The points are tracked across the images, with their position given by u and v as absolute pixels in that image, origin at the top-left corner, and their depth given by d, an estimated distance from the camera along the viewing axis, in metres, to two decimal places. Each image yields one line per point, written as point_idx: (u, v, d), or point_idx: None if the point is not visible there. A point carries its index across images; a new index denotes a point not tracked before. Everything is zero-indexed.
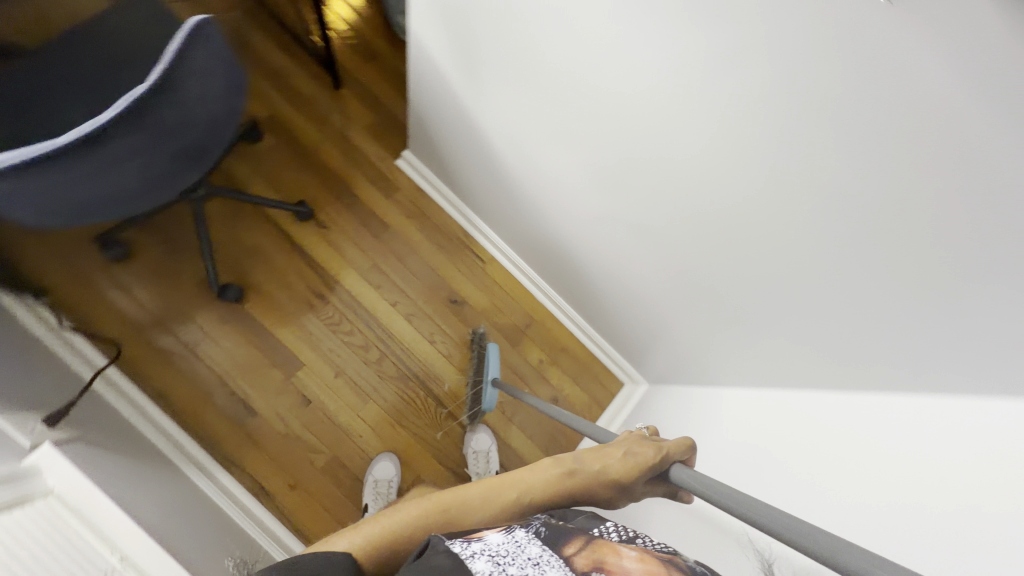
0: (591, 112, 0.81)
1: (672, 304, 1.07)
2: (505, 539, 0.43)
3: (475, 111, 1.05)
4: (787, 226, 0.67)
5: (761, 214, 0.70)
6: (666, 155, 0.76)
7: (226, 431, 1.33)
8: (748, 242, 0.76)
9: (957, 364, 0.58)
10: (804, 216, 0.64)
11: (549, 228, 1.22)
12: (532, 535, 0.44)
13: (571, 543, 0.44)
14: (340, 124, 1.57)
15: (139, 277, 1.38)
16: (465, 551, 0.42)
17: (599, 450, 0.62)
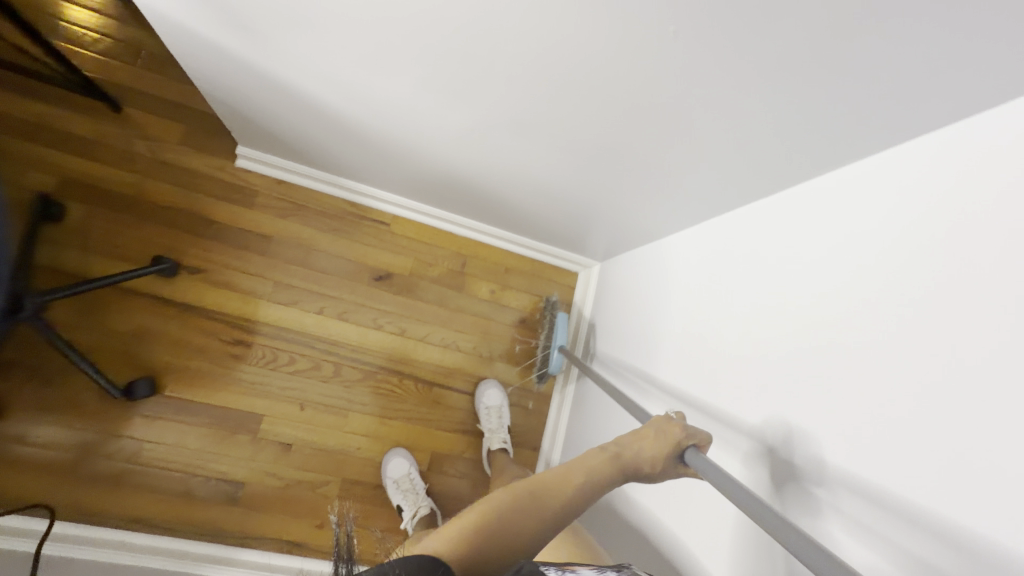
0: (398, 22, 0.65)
1: (588, 183, 1.00)
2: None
3: (279, 72, 0.85)
4: (658, 63, 0.58)
5: (627, 61, 0.60)
6: (501, 38, 0.63)
7: (224, 514, 1.24)
8: (629, 95, 0.67)
9: (880, 119, 0.54)
10: (673, 46, 0.55)
11: (433, 161, 1.09)
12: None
13: None
14: (148, 151, 1.30)
15: (28, 423, 1.18)
16: None
17: (637, 429, 0.72)
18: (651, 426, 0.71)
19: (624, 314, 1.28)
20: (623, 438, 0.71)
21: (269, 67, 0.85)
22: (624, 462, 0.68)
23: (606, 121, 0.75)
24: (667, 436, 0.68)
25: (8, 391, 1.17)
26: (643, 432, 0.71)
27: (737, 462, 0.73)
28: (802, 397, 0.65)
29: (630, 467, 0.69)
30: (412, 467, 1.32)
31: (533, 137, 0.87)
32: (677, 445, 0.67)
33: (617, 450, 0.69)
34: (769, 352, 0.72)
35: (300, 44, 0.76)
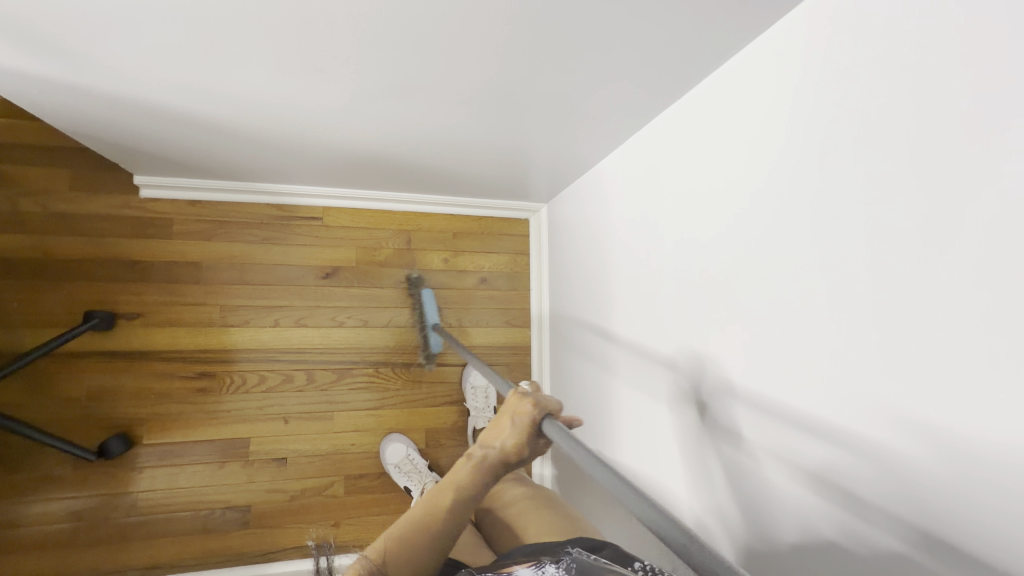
0: (224, 16, 0.59)
1: (501, 129, 0.95)
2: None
3: (133, 91, 0.78)
4: None
5: None
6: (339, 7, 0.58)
7: (237, 540, 1.26)
8: (499, 31, 0.63)
9: None
10: None
11: (338, 144, 1.02)
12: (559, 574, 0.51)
13: None
14: (40, 207, 1.20)
15: (14, 507, 1.16)
16: None
17: (496, 416, 0.61)
18: (504, 412, 0.60)
19: (577, 252, 1.26)
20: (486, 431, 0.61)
21: (113, 87, 0.77)
22: (490, 465, 0.59)
23: (483, 57, 0.69)
24: (519, 419, 0.58)
25: None
26: (499, 419, 0.61)
27: (701, 406, 0.75)
28: (756, 297, 0.65)
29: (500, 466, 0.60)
30: (411, 448, 1.34)
31: (427, 99, 0.82)
32: (534, 423, 0.58)
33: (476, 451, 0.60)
34: (714, 265, 0.74)
35: (135, 56, 0.68)
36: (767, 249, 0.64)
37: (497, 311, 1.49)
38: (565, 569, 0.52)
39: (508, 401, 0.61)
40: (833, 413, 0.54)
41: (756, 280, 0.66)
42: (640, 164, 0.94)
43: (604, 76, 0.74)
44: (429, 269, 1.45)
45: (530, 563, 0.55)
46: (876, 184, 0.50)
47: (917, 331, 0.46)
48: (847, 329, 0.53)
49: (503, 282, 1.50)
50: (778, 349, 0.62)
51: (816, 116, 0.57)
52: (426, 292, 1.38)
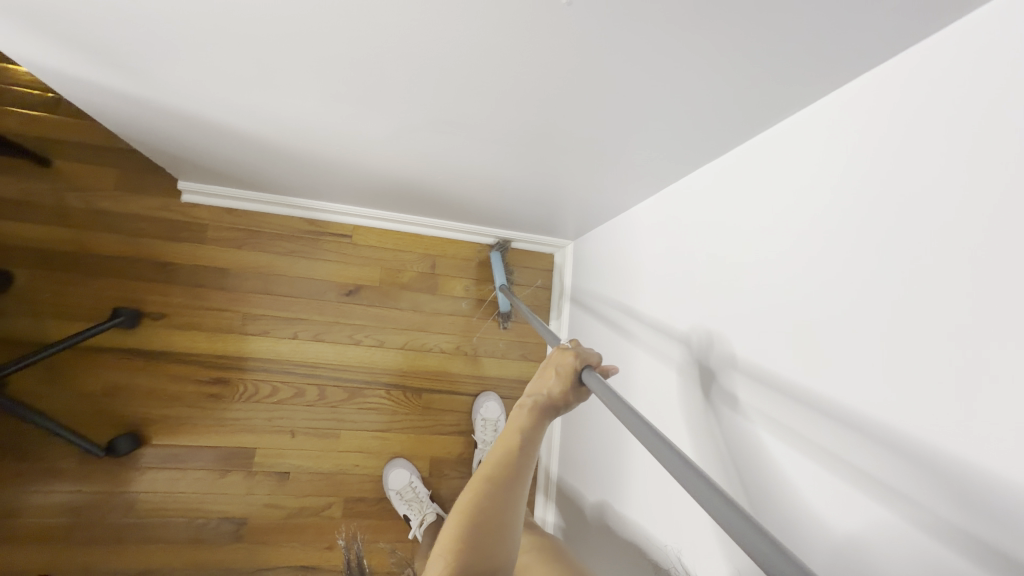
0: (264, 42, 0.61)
1: (527, 165, 0.96)
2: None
3: (177, 103, 0.81)
4: (547, 39, 0.55)
5: (512, 42, 0.57)
6: (382, 43, 0.60)
7: (229, 553, 1.23)
8: (531, 75, 0.63)
9: (815, 46, 0.51)
10: (558, 19, 0.52)
11: (372, 167, 1.04)
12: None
13: None
14: (85, 203, 1.25)
15: (20, 493, 1.16)
16: None
17: (540, 369, 0.67)
18: (550, 361, 0.67)
19: (599, 297, 1.25)
20: (530, 384, 0.68)
21: (167, 100, 0.80)
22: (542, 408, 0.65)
23: (513, 98, 0.70)
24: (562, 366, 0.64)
25: None
26: (546, 368, 0.67)
27: (705, 379, 0.75)
28: (767, 360, 0.63)
29: (550, 408, 0.65)
30: (414, 475, 1.32)
31: (458, 132, 0.83)
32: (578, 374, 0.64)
33: (528, 401, 0.65)
34: (728, 327, 0.71)
35: (186, 74, 0.71)
36: (781, 320, 0.61)
37: (514, 344, 1.48)
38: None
39: (553, 352, 0.67)
40: (840, 502, 0.51)
41: (768, 348, 0.63)
42: (670, 211, 0.94)
43: (639, 128, 0.74)
44: (451, 295, 1.46)
45: None
46: (903, 265, 0.47)
47: (933, 426, 0.43)
48: (859, 406, 0.50)
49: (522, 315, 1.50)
50: (782, 422, 0.58)
51: (846, 184, 0.55)
52: (496, 254, 1.41)
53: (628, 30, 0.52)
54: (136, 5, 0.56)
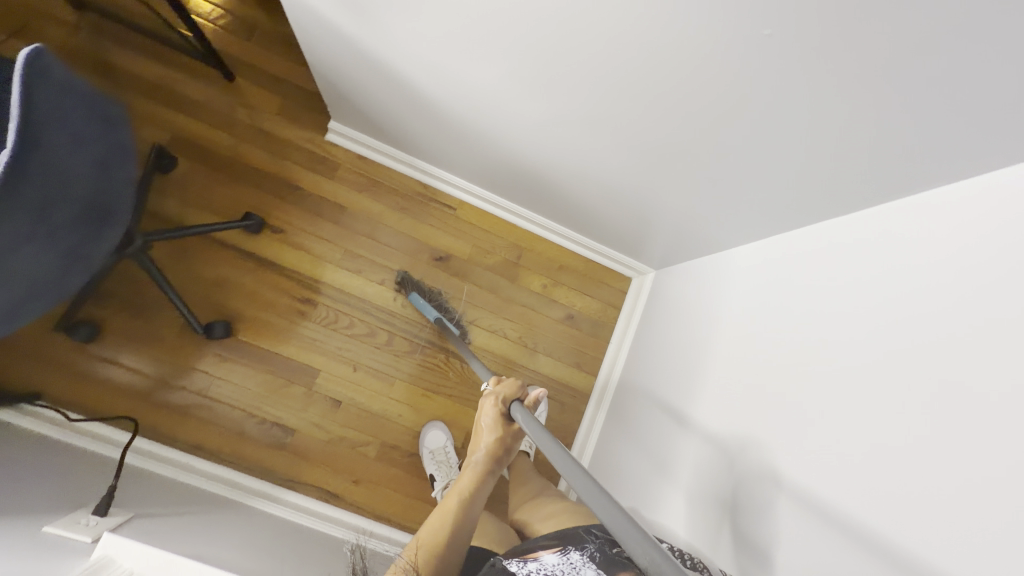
0: (501, 16, 0.73)
1: (654, 184, 1.03)
2: (561, 561, 0.66)
3: (381, 52, 0.94)
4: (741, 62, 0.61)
5: (707, 56, 0.63)
6: (588, 34, 0.68)
7: (270, 456, 1.33)
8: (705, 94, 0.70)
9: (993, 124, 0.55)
10: (764, 44, 0.58)
11: (508, 149, 1.14)
12: (585, 560, 0.65)
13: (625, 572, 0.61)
14: (249, 119, 1.42)
15: (121, 347, 1.30)
16: (523, 570, 0.67)
17: (478, 430, 0.85)
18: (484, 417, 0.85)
19: (672, 329, 1.28)
20: (473, 446, 0.84)
21: (373, 48, 0.94)
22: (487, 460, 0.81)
23: (670, 117, 0.79)
24: (488, 416, 0.84)
25: (106, 317, 1.29)
26: (479, 423, 0.85)
27: (710, 514, 0.88)
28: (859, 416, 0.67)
29: (495, 459, 0.82)
30: (449, 441, 1.38)
31: (606, 134, 0.92)
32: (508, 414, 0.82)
33: (472, 458, 0.82)
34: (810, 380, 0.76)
35: (407, 30, 0.84)
36: (883, 377, 0.66)
37: (572, 350, 1.53)
38: (588, 556, 0.66)
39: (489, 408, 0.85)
40: (922, 550, 0.54)
41: (859, 402, 0.68)
42: (769, 259, 0.99)
43: (778, 168, 0.79)
44: (528, 288, 1.53)
45: (555, 549, 0.69)
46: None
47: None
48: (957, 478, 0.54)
49: (587, 326, 1.55)
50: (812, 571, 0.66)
51: (984, 266, 0.59)
52: (414, 296, 1.39)
53: (822, 69, 0.58)
54: None
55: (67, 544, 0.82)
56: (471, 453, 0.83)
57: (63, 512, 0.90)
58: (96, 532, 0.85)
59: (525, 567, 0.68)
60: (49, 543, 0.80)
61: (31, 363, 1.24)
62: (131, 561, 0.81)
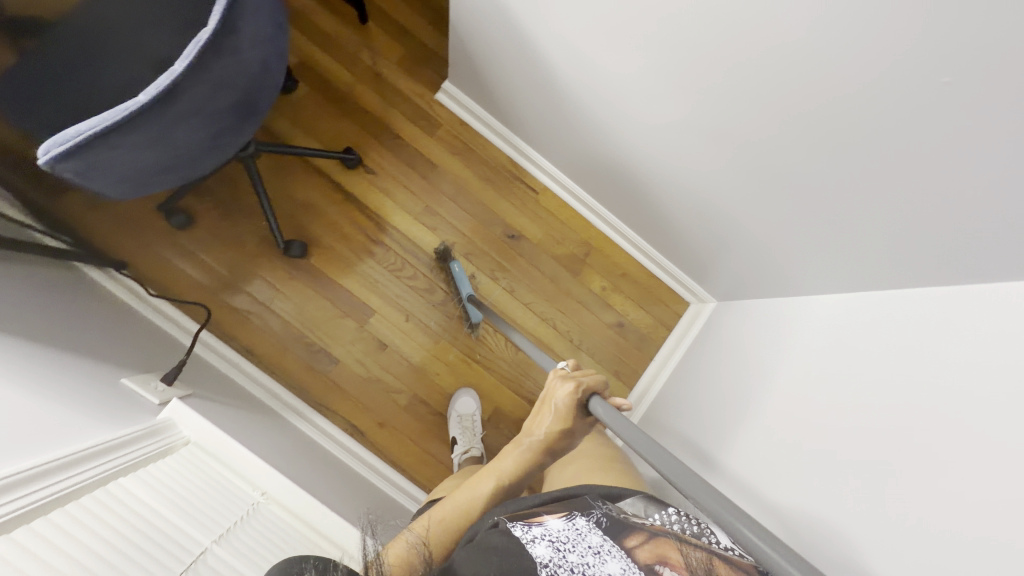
0: (664, 10, 0.79)
1: (754, 213, 1.02)
2: (568, 528, 0.56)
3: (531, 23, 0.99)
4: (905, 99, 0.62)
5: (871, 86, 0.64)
6: (746, 43, 0.73)
7: (310, 378, 1.37)
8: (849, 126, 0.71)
9: None
10: (939, 87, 0.58)
11: (617, 141, 1.16)
12: (593, 527, 0.56)
13: (633, 537, 0.55)
14: (370, 61, 1.48)
15: (203, 242, 1.36)
16: (525, 535, 0.55)
17: (539, 412, 0.79)
18: (549, 401, 0.79)
19: (719, 364, 1.28)
20: (529, 425, 0.80)
21: (524, 11, 0.98)
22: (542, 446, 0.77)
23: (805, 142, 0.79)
24: (560, 402, 0.78)
25: (199, 210, 1.37)
26: (547, 406, 0.80)
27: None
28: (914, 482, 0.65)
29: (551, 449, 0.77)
30: (477, 411, 1.39)
31: (724, 148, 0.94)
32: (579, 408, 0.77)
33: (525, 440, 0.78)
34: (871, 432, 0.75)
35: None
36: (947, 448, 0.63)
37: (615, 357, 1.53)
38: (595, 522, 0.57)
39: (558, 394, 0.79)
40: None
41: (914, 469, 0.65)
42: (838, 313, 0.97)
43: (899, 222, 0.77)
44: (588, 286, 1.54)
45: (560, 515, 0.59)
46: None
47: None
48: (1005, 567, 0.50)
49: (634, 337, 1.55)
50: None
51: None
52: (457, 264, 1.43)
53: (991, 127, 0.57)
54: None
55: (136, 399, 0.87)
56: (528, 433, 0.78)
57: (137, 371, 0.96)
58: (162, 396, 0.90)
59: (530, 531, 0.55)
60: (123, 394, 0.86)
61: (124, 235, 1.33)
62: (189, 431, 0.87)
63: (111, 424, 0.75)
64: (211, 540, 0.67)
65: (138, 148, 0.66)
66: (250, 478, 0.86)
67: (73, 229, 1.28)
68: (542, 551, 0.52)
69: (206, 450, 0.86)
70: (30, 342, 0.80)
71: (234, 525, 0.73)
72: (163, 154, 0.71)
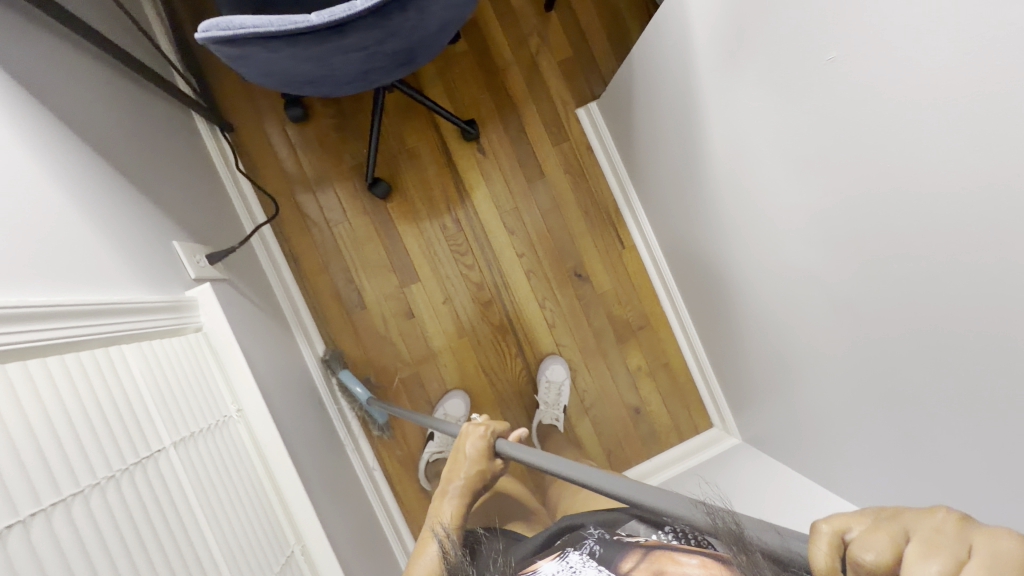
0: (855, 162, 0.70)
1: (835, 394, 0.93)
2: (562, 568, 0.50)
3: (714, 98, 0.93)
4: None
5: None
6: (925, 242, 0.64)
7: (334, 310, 1.38)
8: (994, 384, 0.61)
9: None
10: None
11: (732, 248, 1.07)
12: (586, 559, 0.51)
13: (629, 558, 0.48)
14: (536, 49, 1.44)
15: (305, 141, 1.38)
16: None
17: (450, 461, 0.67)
18: (459, 448, 0.68)
19: None
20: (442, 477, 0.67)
21: (711, 85, 0.92)
22: (470, 494, 0.65)
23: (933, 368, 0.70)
24: (471, 447, 0.67)
25: (317, 111, 1.38)
26: (456, 459, 0.68)
27: None
28: None
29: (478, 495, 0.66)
30: (462, 416, 1.35)
31: (839, 321, 0.85)
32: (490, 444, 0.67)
33: (446, 493, 0.65)
34: None
35: (760, 98, 0.82)
36: None
37: (616, 438, 1.45)
38: (590, 553, 0.51)
39: (466, 438, 0.68)
40: None
41: None
42: None
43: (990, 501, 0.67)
44: (626, 359, 1.47)
45: (555, 556, 0.54)
46: None
47: None
48: None
49: (644, 429, 1.47)
50: None
51: None
52: (346, 373, 1.33)
53: None
54: (856, 57, 0.63)
55: (176, 266, 0.88)
56: (446, 485, 0.66)
57: (192, 238, 0.98)
58: (198, 274, 0.91)
59: None
60: (170, 257, 0.87)
61: (243, 101, 1.36)
62: (205, 319, 0.87)
63: (145, 285, 0.76)
64: (172, 442, 0.67)
65: (292, 59, 0.66)
66: (234, 390, 0.86)
67: (205, 78, 1.32)
68: None
69: (211, 344, 0.86)
70: (119, 176, 0.82)
71: (197, 433, 0.73)
72: (314, 72, 0.70)
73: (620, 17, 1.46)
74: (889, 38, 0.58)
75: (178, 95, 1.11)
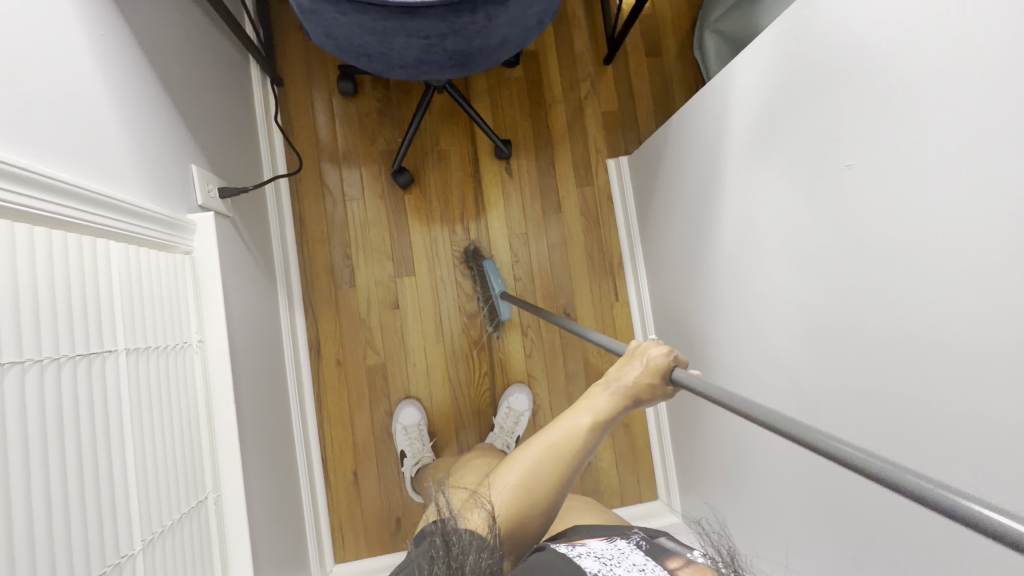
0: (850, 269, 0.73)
1: (784, 494, 0.92)
2: (611, 547, 0.60)
3: (735, 180, 0.97)
4: None
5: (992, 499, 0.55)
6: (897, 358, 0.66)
7: (323, 280, 1.38)
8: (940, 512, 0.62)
9: None
10: None
11: (719, 326, 1.09)
12: (633, 547, 0.59)
13: (675, 560, 0.55)
14: (585, 95, 1.51)
15: (347, 114, 1.42)
16: (572, 550, 0.58)
17: (625, 362, 0.74)
18: (637, 355, 0.73)
19: None
20: (614, 369, 0.74)
21: (735, 168, 0.97)
22: (628, 396, 0.71)
23: None
24: (652, 358, 0.71)
25: (366, 91, 1.43)
26: (632, 360, 0.74)
27: None
28: None
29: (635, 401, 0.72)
30: (421, 422, 1.34)
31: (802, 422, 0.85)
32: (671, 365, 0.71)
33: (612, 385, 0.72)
34: None
35: (777, 191, 0.86)
36: None
37: None
38: (637, 544, 0.60)
39: (650, 351, 0.72)
40: None
41: None
42: None
43: None
44: None
45: (602, 539, 0.63)
46: None
47: None
48: None
49: (590, 484, 1.44)
50: None
51: None
52: (489, 262, 1.37)
53: None
54: (872, 173, 0.67)
55: (187, 189, 0.89)
56: (614, 378, 0.73)
57: (212, 168, 1.00)
58: (204, 202, 0.92)
59: (575, 547, 0.59)
60: (185, 178, 0.89)
61: (300, 62, 1.41)
62: (198, 245, 0.88)
63: (151, 194, 0.77)
64: (125, 347, 0.65)
65: (358, 28, 0.71)
66: (202, 321, 0.85)
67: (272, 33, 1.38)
68: (589, 561, 0.55)
69: (195, 271, 0.86)
70: (163, 88, 0.85)
71: (154, 348, 0.72)
72: (373, 48, 0.75)
73: (669, 90, 1.54)
74: (904, 162, 0.62)
75: (244, 39, 1.16)
